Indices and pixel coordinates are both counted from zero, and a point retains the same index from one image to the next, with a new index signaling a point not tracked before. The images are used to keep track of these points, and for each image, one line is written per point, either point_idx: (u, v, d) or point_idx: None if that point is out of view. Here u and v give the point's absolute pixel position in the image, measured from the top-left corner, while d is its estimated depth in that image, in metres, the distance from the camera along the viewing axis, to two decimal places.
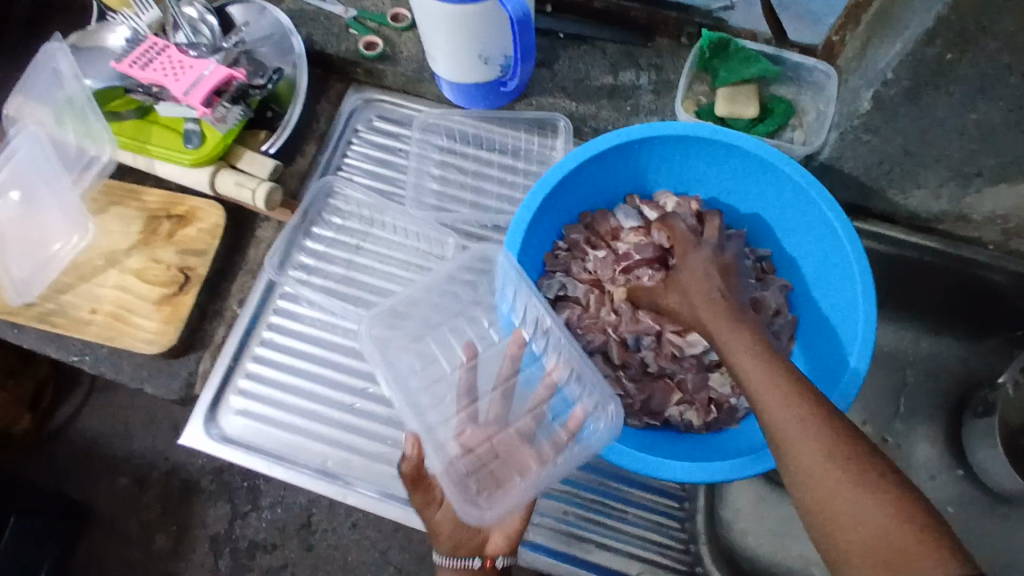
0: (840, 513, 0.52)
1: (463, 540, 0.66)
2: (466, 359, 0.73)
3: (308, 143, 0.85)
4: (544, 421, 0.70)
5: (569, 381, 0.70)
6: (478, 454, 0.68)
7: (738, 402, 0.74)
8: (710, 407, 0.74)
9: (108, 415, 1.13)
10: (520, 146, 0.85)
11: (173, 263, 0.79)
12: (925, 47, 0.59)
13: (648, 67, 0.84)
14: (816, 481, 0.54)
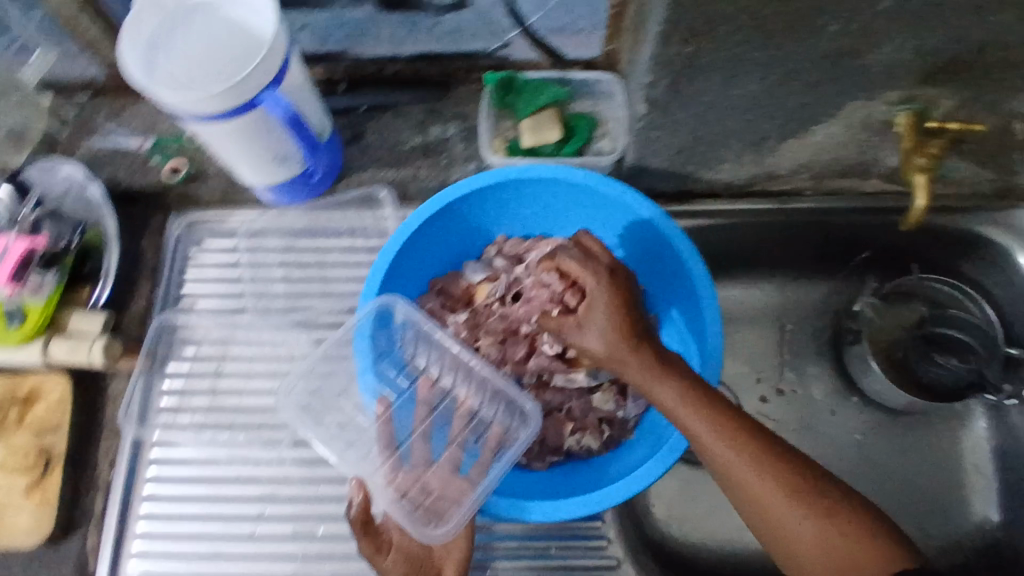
0: (788, 532, 0.59)
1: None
2: (381, 411, 0.72)
3: (141, 282, 0.83)
4: (467, 447, 0.73)
5: (484, 403, 0.76)
6: (415, 492, 0.69)
7: (626, 413, 0.76)
8: (602, 426, 0.76)
9: None
10: (353, 224, 0.84)
11: (32, 447, 0.76)
12: (668, 47, 0.63)
13: (455, 116, 0.85)
14: (763, 507, 0.60)
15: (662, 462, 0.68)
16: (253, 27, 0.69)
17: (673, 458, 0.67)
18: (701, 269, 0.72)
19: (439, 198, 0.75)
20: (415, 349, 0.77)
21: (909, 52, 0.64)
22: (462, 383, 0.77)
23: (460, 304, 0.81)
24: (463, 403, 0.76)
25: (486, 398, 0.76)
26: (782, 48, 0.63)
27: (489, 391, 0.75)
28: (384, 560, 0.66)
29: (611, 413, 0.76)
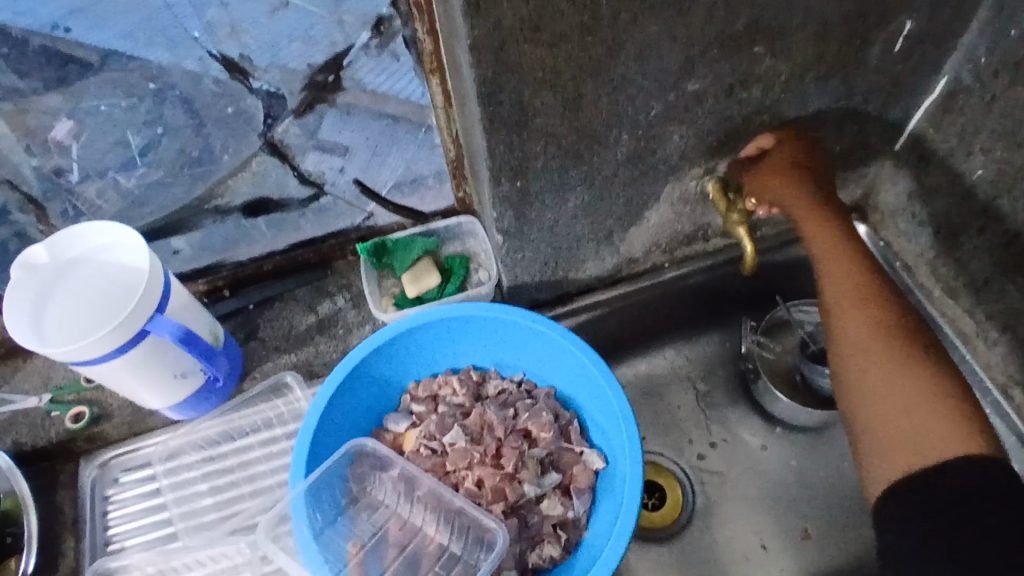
0: (898, 420, 0.68)
1: None
2: (354, 552, 0.74)
3: (65, 536, 0.81)
4: None
5: (453, 537, 0.76)
6: None
7: (575, 512, 0.78)
8: (556, 532, 0.76)
9: None
10: (267, 414, 0.86)
11: None
12: (498, 185, 0.74)
13: (341, 289, 0.93)
14: (881, 394, 0.70)
15: (614, 551, 0.70)
16: (128, 268, 0.74)
17: (623, 540, 0.71)
18: (595, 359, 0.79)
19: (342, 367, 0.80)
20: (382, 492, 0.79)
21: (691, 137, 0.77)
22: (431, 519, 0.77)
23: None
24: (432, 539, 0.76)
25: (452, 529, 0.76)
26: (589, 166, 0.75)
27: (454, 521, 0.76)
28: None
29: (561, 515, 0.78)
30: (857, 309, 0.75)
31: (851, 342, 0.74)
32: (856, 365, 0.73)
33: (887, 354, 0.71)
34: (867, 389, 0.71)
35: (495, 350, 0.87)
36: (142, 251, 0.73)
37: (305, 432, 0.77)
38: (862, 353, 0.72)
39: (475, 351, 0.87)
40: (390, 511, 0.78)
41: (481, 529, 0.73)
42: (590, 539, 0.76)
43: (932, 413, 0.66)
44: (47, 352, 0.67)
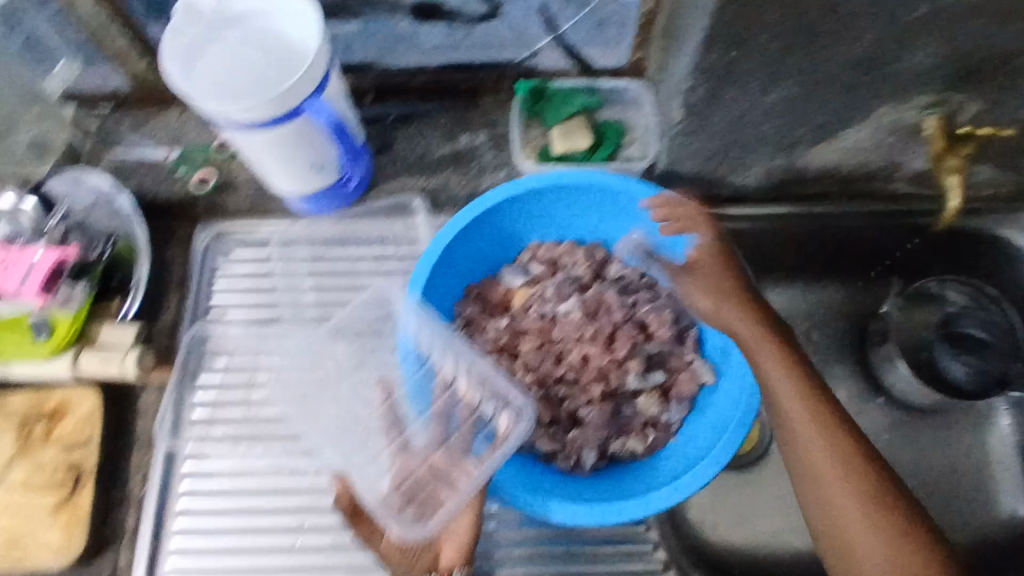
0: (853, 543, 0.63)
1: (415, 558, 0.62)
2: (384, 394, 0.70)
3: (169, 293, 0.82)
4: (470, 441, 0.67)
5: (483, 397, 0.69)
6: (409, 486, 0.63)
7: (670, 416, 0.75)
8: (646, 428, 0.75)
9: None
10: (385, 232, 0.85)
11: (60, 464, 0.73)
12: (708, 53, 0.64)
13: (482, 125, 0.86)
14: (835, 510, 0.64)
15: (709, 468, 0.67)
16: (287, 36, 0.69)
17: (722, 463, 0.67)
18: (740, 273, 0.72)
19: (480, 202, 0.76)
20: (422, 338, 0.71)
21: (942, 54, 0.65)
22: (462, 376, 0.70)
23: (498, 311, 0.80)
24: (465, 398, 0.69)
25: (484, 392, 0.69)
26: (810, 59, 0.65)
27: (487, 385, 0.70)
28: (378, 542, 0.62)
29: (655, 415, 0.75)
30: (812, 426, 0.67)
31: (817, 463, 0.66)
32: (818, 487, 0.66)
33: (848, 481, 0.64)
34: (829, 511, 0.65)
35: (630, 234, 0.82)
36: (309, 24, 0.67)
37: (428, 257, 0.75)
38: (818, 483, 0.66)
39: (609, 228, 0.83)
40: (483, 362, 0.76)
41: (508, 401, 0.69)
42: (678, 447, 0.74)
43: (889, 542, 0.62)
44: (204, 105, 0.64)
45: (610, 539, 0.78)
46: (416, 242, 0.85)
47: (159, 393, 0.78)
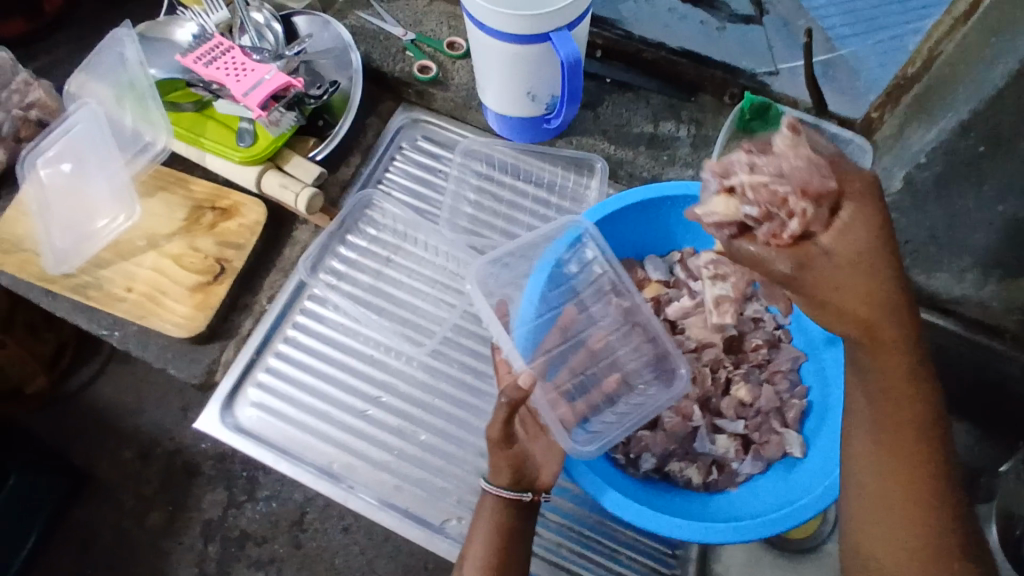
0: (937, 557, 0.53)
1: (522, 473, 0.64)
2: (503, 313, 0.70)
3: (353, 154, 0.89)
4: (591, 378, 0.72)
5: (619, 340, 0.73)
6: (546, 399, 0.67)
7: (740, 466, 0.71)
8: (711, 467, 0.71)
9: (121, 389, 1.44)
10: (554, 180, 0.88)
11: (211, 253, 0.81)
12: (962, 139, 0.62)
13: (689, 120, 0.86)
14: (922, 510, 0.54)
15: (761, 528, 0.63)
16: None
17: (765, 531, 0.63)
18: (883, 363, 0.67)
19: (658, 188, 0.74)
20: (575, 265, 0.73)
21: None
22: (602, 318, 0.74)
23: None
24: (598, 339, 0.73)
25: (625, 341, 0.73)
26: None
27: (631, 333, 0.72)
28: (502, 452, 0.64)
29: (724, 459, 0.71)
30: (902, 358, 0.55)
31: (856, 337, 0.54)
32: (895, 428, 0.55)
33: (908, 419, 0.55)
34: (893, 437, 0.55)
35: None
36: None
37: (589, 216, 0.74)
38: (893, 405, 0.55)
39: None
40: None
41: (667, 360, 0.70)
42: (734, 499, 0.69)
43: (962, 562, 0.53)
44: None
45: (623, 542, 0.76)
46: (580, 201, 0.87)
47: (314, 232, 0.85)
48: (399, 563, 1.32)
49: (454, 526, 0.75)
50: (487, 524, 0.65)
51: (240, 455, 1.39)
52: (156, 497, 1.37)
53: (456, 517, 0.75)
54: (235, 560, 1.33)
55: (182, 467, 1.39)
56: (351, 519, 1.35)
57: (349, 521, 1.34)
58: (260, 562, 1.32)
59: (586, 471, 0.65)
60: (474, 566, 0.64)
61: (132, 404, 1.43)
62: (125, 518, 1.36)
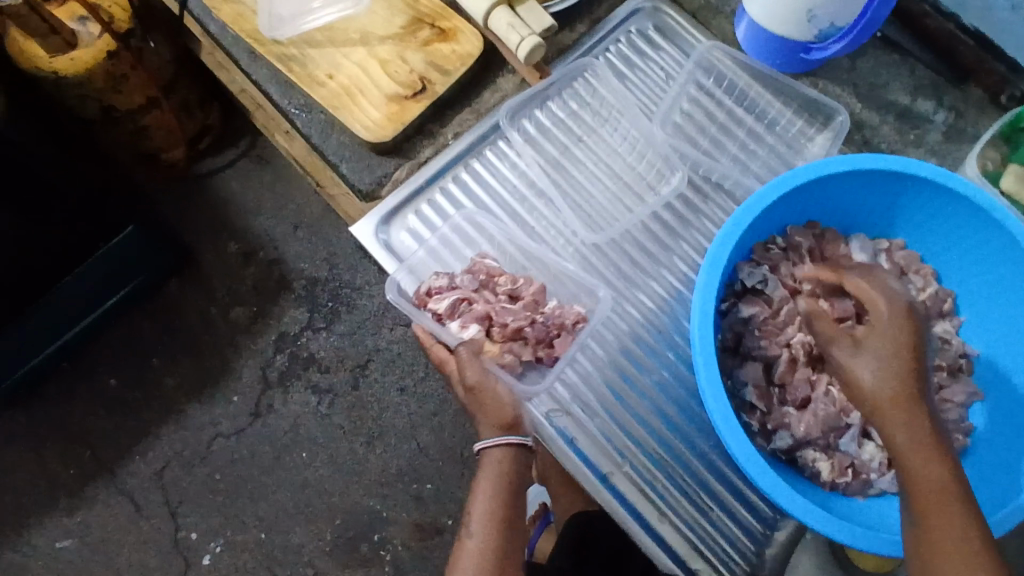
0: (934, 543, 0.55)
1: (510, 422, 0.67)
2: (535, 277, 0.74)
3: (581, 22, 0.84)
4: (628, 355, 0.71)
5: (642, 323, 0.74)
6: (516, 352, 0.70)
7: (879, 479, 0.66)
8: (846, 470, 0.66)
9: (244, 185, 1.48)
10: (777, 118, 0.81)
11: (416, 69, 0.79)
12: None
13: (950, 107, 0.77)
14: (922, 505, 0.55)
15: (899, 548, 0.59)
16: None
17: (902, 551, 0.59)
18: None
19: (906, 163, 0.67)
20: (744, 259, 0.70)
21: None
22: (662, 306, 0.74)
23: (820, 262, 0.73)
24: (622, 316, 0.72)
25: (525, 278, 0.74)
26: None
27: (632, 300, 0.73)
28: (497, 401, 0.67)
29: (863, 465, 0.66)
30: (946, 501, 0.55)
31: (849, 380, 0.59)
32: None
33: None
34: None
35: (994, 314, 0.70)
36: None
37: (820, 167, 0.68)
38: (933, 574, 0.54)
39: (974, 288, 0.72)
40: (765, 293, 0.71)
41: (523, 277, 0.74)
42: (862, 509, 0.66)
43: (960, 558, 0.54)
44: None
45: (716, 502, 0.73)
46: (797, 150, 0.80)
47: (517, 86, 0.82)
48: (439, 439, 1.36)
49: (559, 419, 0.71)
50: (491, 476, 0.67)
51: (332, 286, 1.43)
52: (245, 294, 1.43)
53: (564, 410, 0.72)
54: (296, 378, 1.39)
55: (276, 277, 1.44)
56: (410, 382, 1.39)
57: (407, 383, 1.39)
58: (319, 387, 1.39)
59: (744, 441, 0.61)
60: (481, 519, 0.67)
61: (250, 203, 1.48)
62: (213, 302, 1.42)
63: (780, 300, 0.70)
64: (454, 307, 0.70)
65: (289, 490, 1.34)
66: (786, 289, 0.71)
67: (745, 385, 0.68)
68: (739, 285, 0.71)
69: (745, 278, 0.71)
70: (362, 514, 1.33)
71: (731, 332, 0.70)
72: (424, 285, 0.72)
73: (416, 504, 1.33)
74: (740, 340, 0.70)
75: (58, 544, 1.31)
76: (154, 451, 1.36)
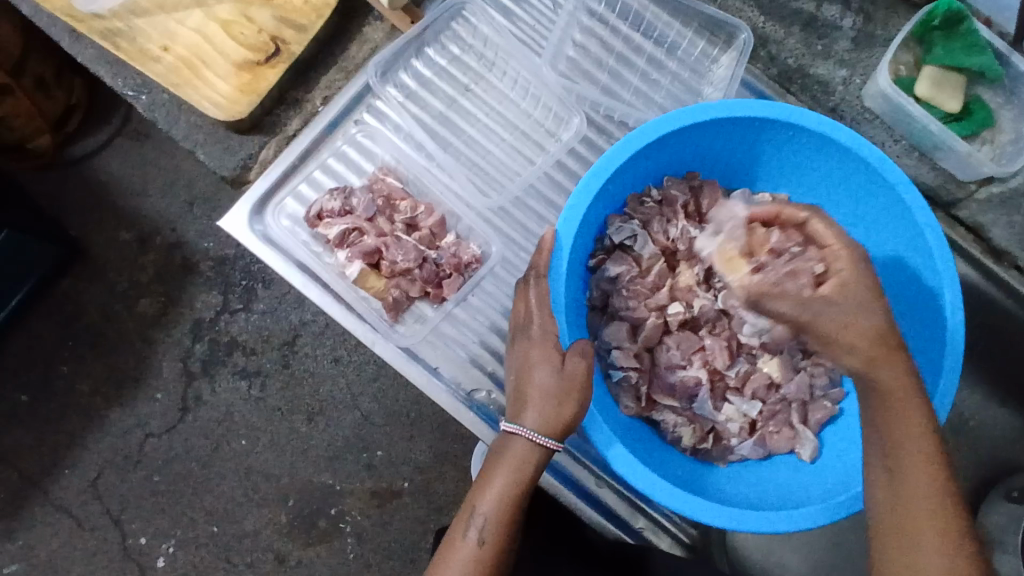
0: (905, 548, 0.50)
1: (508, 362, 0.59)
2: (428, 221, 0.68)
3: None
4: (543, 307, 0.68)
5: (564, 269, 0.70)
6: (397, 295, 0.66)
7: (737, 445, 0.66)
8: (706, 434, 0.66)
9: (121, 163, 1.32)
10: (677, 40, 0.74)
11: (266, 29, 0.68)
12: None
13: (859, 10, 0.71)
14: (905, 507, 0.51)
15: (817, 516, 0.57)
16: None
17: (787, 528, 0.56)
18: (952, 383, 0.58)
19: (785, 110, 0.61)
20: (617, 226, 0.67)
21: None
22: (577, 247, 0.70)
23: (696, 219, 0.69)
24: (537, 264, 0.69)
25: (427, 222, 0.68)
26: None
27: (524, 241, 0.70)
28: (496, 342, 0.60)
29: (724, 431, 0.66)
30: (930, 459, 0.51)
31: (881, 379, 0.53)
32: (904, 549, 0.50)
33: (941, 549, 0.49)
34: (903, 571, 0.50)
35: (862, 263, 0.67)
36: None
37: (699, 108, 0.61)
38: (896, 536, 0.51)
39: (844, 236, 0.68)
40: (634, 252, 0.67)
41: (416, 223, 0.69)
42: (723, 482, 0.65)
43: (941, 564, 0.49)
44: None
45: None
46: (700, 75, 0.74)
47: (388, 34, 0.72)
48: (382, 405, 1.29)
49: (481, 399, 0.68)
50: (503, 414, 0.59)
51: (242, 263, 1.31)
52: (149, 286, 1.31)
53: (484, 390, 0.68)
54: (220, 366, 1.30)
55: (179, 262, 1.32)
56: (344, 352, 1.30)
57: (340, 352, 1.30)
58: (248, 372, 1.30)
59: (625, 451, 0.57)
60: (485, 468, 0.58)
61: (135, 183, 1.32)
62: (115, 299, 1.30)
63: (649, 259, 0.68)
64: (345, 237, 0.66)
65: (235, 480, 1.28)
66: (658, 246, 0.68)
67: (612, 348, 0.66)
68: (608, 242, 0.68)
69: (613, 234, 0.67)
70: (315, 492, 1.28)
71: (598, 290, 0.68)
72: (317, 207, 0.67)
73: (369, 473, 1.28)
74: (607, 299, 0.68)
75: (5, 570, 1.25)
76: (84, 462, 1.28)
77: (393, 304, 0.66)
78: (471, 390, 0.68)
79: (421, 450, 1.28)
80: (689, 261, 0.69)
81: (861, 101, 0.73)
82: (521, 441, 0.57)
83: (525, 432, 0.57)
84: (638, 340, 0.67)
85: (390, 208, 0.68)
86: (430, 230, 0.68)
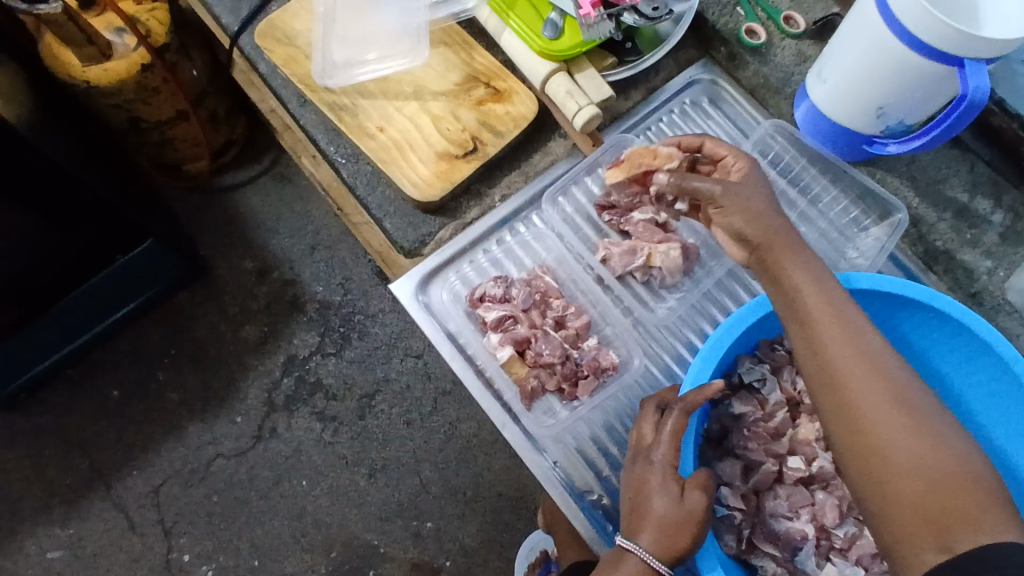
0: (911, 498, 0.50)
1: (638, 491, 0.59)
2: (576, 324, 0.73)
3: (636, 89, 0.82)
4: None
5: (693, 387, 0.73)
6: (535, 385, 0.71)
7: None
8: None
9: (262, 196, 1.42)
10: (830, 203, 0.79)
11: (469, 128, 0.78)
12: None
13: (1009, 208, 0.76)
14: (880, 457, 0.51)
15: None
16: (982, 13, 0.61)
17: None
18: None
19: (933, 296, 0.64)
20: (748, 368, 0.68)
21: None
22: None
23: None
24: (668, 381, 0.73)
25: (574, 322, 0.73)
26: None
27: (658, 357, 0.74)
28: (637, 463, 0.61)
29: None
30: (830, 319, 0.56)
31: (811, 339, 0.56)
32: (896, 490, 0.50)
33: (914, 430, 0.51)
34: (869, 449, 0.52)
35: (996, 447, 0.65)
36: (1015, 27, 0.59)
37: (844, 280, 0.65)
38: (841, 392, 0.54)
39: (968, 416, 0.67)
40: (760, 394, 0.69)
41: (564, 322, 0.74)
42: None
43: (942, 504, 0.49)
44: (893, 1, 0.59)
45: None
46: (849, 238, 0.78)
47: (569, 150, 0.80)
48: (442, 477, 1.26)
49: (591, 500, 0.69)
50: (642, 531, 0.58)
51: (345, 311, 1.35)
52: (256, 314, 1.35)
53: (597, 494, 0.69)
54: (300, 405, 1.30)
55: (289, 298, 1.36)
56: (417, 415, 1.29)
57: (414, 416, 1.29)
58: (324, 416, 1.30)
59: None
60: None
61: (268, 221, 1.40)
62: (223, 319, 1.34)
63: (775, 405, 0.68)
64: (500, 322, 0.72)
65: (286, 519, 1.25)
66: (784, 395, 0.69)
67: (721, 483, 0.66)
68: (736, 379, 0.69)
69: (743, 373, 0.68)
70: (359, 549, 1.23)
71: (718, 424, 0.69)
72: (479, 289, 0.74)
73: (415, 543, 1.23)
74: (726, 434, 0.68)
75: (49, 555, 1.22)
76: (152, 467, 1.27)
77: (529, 393, 0.71)
78: (584, 490, 0.69)
79: (470, 532, 1.24)
80: (811, 416, 0.69)
81: (1003, 293, 0.75)
82: (635, 563, 0.57)
83: (641, 553, 0.57)
84: (749, 480, 0.67)
85: (543, 303, 0.74)
86: (575, 332, 0.73)
